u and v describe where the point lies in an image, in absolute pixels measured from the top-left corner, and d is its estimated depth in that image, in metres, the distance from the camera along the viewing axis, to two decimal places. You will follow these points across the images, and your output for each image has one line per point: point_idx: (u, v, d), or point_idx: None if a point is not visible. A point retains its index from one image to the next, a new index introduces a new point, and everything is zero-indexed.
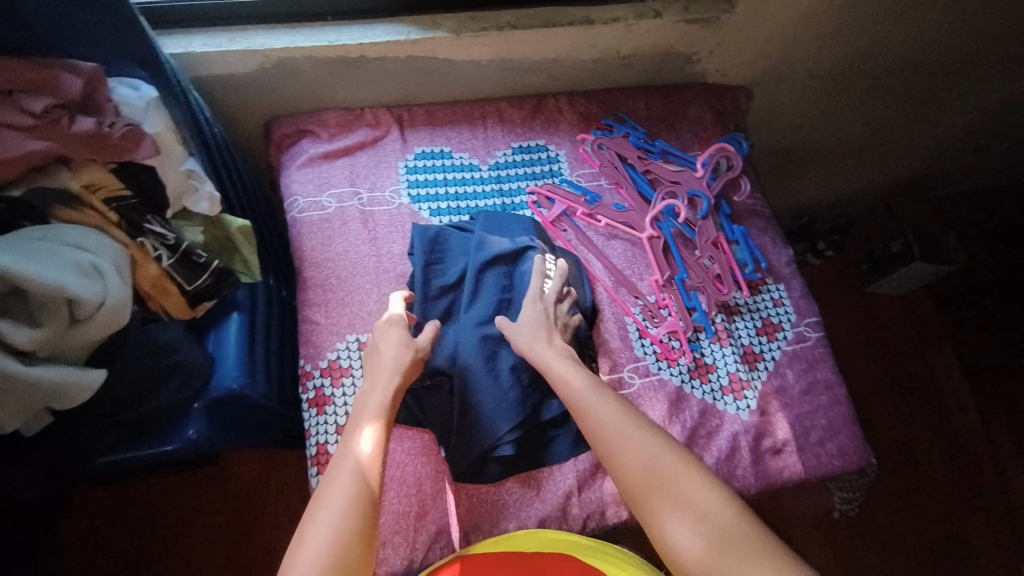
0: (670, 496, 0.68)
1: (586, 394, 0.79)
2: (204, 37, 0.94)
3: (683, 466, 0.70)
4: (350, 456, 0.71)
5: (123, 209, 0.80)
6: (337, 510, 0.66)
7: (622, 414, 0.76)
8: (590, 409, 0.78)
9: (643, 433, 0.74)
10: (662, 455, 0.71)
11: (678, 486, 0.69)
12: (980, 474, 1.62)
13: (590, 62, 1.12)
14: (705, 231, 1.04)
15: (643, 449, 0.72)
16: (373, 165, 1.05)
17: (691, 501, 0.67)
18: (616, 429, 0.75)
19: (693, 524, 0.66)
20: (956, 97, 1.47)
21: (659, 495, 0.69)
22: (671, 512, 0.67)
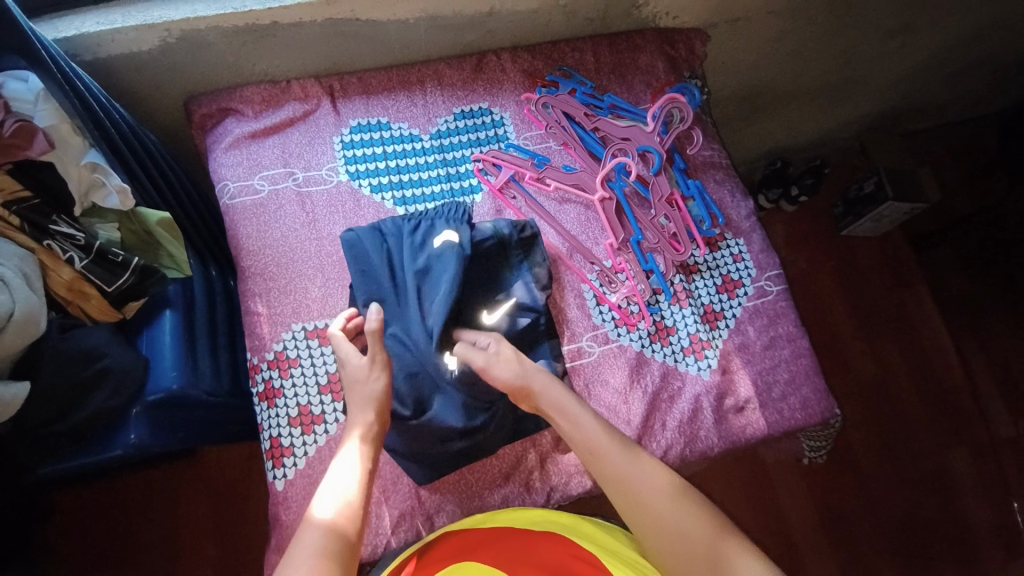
0: (684, 543, 0.66)
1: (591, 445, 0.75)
2: (98, 16, 0.87)
3: (695, 508, 0.69)
4: (331, 492, 0.68)
5: (25, 211, 0.75)
6: (309, 552, 0.61)
7: (626, 457, 0.73)
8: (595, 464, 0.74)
9: (652, 474, 0.72)
10: (672, 499, 0.69)
11: (693, 533, 0.67)
12: (952, 408, 1.65)
13: (529, 13, 1.04)
14: (659, 188, 1.00)
15: (654, 497, 0.70)
16: (306, 141, 0.99)
17: (707, 548, 0.65)
18: (625, 475, 0.71)
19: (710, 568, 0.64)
20: (924, 26, 1.40)
21: (672, 543, 0.67)
22: (688, 563, 0.65)
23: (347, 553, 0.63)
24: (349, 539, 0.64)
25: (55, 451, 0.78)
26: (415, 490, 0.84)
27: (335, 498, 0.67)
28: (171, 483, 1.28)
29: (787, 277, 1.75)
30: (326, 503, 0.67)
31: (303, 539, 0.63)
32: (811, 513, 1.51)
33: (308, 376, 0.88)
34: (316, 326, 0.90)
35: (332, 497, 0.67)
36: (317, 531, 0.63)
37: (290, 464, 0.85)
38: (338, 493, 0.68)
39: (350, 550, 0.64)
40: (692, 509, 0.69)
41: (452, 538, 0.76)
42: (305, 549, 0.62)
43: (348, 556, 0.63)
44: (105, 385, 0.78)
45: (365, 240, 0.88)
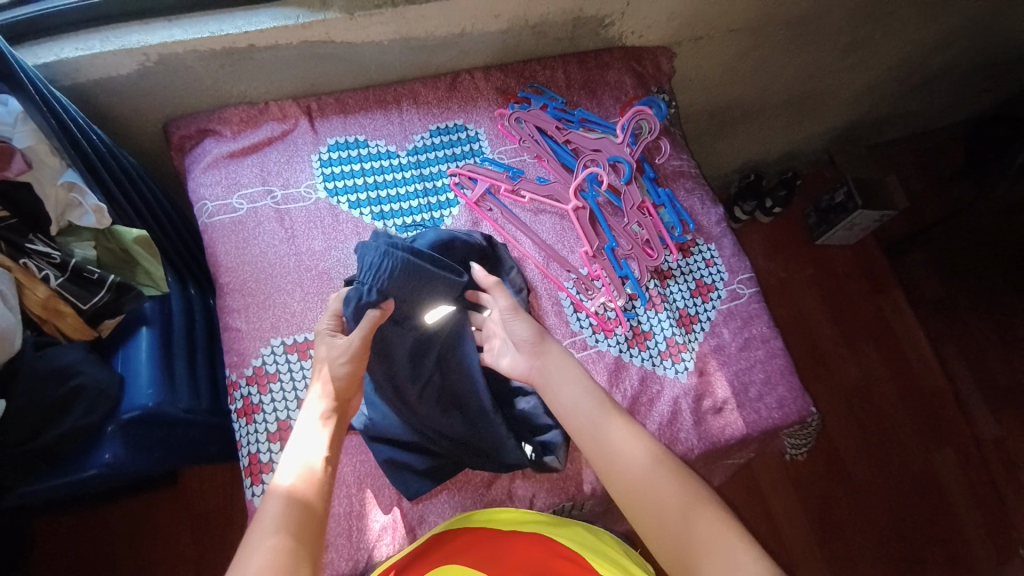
0: (654, 507, 0.67)
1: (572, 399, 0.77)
2: (77, 42, 0.89)
3: (668, 474, 0.69)
4: (294, 469, 0.65)
5: (2, 231, 0.76)
6: (271, 527, 0.60)
7: (609, 423, 0.73)
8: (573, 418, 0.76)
9: (631, 437, 0.72)
10: (648, 461, 0.70)
11: (664, 497, 0.67)
12: (933, 410, 1.67)
13: (499, 33, 1.08)
14: (630, 197, 1.04)
15: (632, 462, 0.70)
16: (284, 160, 1.01)
17: (670, 495, 0.67)
18: (602, 431, 0.73)
19: (673, 512, 0.66)
20: (879, 41, 1.46)
21: (642, 506, 0.68)
22: (652, 508, 0.67)
23: (314, 521, 0.62)
24: (315, 508, 0.63)
25: (29, 471, 0.77)
26: (398, 501, 0.84)
27: (299, 470, 0.65)
28: (154, 508, 1.26)
29: (765, 285, 1.78)
30: (289, 474, 0.65)
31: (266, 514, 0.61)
32: (802, 519, 1.51)
33: (287, 391, 0.87)
34: (295, 340, 0.90)
35: (295, 472, 0.65)
36: (282, 508, 0.62)
37: (268, 481, 0.83)
38: (300, 465, 0.66)
39: (317, 527, 0.62)
40: (666, 474, 0.69)
41: (425, 547, 0.74)
42: (267, 524, 0.60)
43: (313, 526, 0.62)
44: (80, 402, 0.78)
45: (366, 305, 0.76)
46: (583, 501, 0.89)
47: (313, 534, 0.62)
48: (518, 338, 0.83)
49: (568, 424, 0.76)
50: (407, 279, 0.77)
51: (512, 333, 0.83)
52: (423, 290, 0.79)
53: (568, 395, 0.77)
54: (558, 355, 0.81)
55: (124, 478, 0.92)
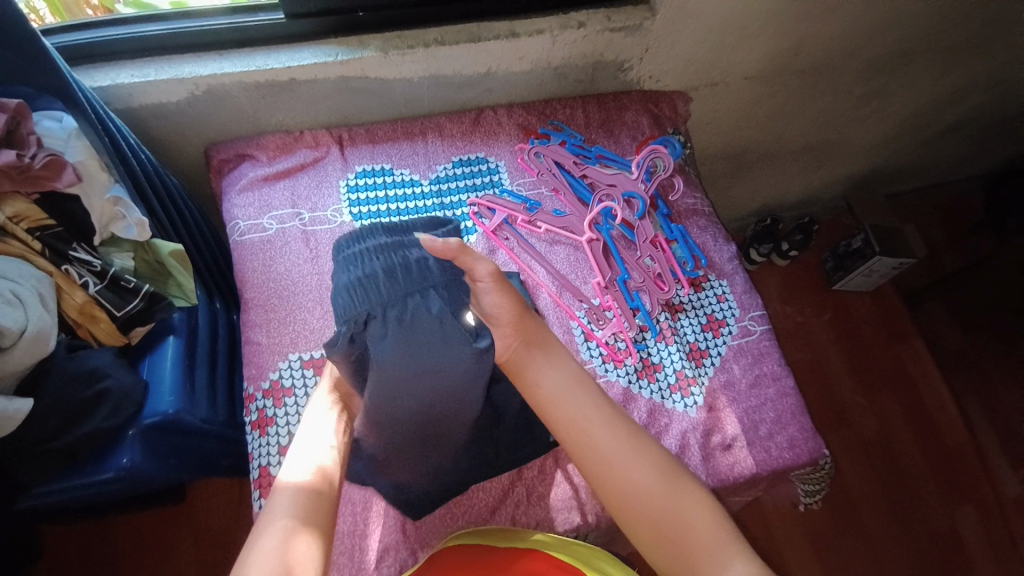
0: (636, 501, 0.66)
1: (550, 384, 0.72)
2: (133, 70, 0.97)
3: (662, 475, 0.67)
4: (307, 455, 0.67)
5: (48, 238, 0.81)
6: (284, 507, 0.61)
7: (600, 417, 0.70)
8: (551, 402, 0.71)
9: (609, 425, 0.69)
10: (627, 449, 0.68)
11: (647, 490, 0.66)
12: (956, 465, 1.61)
13: (523, 74, 1.15)
14: (643, 231, 1.06)
15: (625, 461, 0.67)
16: (314, 184, 1.06)
17: (649, 484, 0.66)
18: (580, 418, 0.70)
19: (651, 500, 0.65)
20: (895, 91, 1.49)
21: (622, 497, 0.66)
22: (631, 497, 0.66)
23: (328, 505, 0.63)
24: (326, 493, 0.64)
25: (50, 470, 0.80)
26: (401, 523, 0.84)
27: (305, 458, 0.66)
28: (162, 522, 1.28)
29: (781, 327, 1.77)
30: (298, 469, 0.65)
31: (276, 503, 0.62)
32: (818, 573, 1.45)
33: (302, 405, 0.89)
34: (312, 356, 0.93)
35: (310, 457, 0.66)
36: (296, 489, 0.62)
37: None
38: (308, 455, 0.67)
39: (329, 509, 0.63)
40: (660, 475, 0.67)
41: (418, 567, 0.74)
42: (280, 505, 0.61)
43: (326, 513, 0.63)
44: (104, 405, 0.81)
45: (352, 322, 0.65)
46: (587, 533, 0.88)
47: (326, 519, 0.62)
48: (489, 309, 0.72)
49: (554, 415, 0.71)
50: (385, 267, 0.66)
51: (487, 308, 0.72)
52: (406, 272, 0.67)
53: (556, 384, 0.72)
54: (536, 330, 0.75)
55: (136, 486, 0.94)
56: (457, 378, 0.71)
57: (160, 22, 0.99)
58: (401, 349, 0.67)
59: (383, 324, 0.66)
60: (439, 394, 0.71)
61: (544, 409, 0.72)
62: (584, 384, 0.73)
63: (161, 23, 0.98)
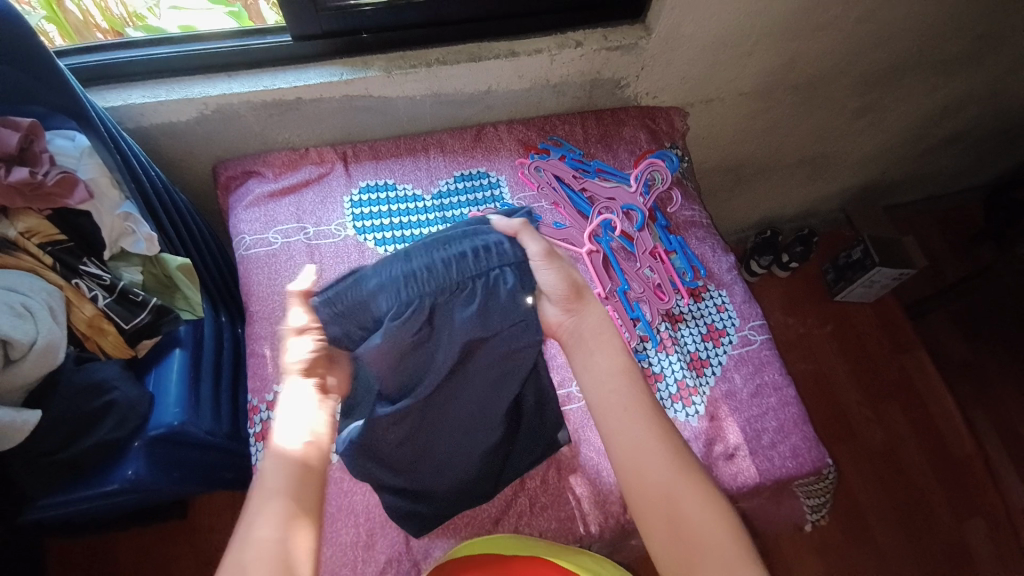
0: (648, 494, 0.63)
1: (592, 365, 0.70)
2: (144, 90, 1.00)
3: (697, 485, 0.63)
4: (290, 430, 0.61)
5: (59, 252, 0.84)
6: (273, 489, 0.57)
7: (646, 416, 0.67)
8: (589, 382, 0.70)
9: (640, 417, 0.66)
10: (652, 442, 0.65)
11: (660, 485, 0.63)
12: (964, 477, 1.59)
13: (522, 91, 1.18)
14: (642, 242, 1.08)
15: (661, 463, 0.64)
16: (319, 200, 1.08)
17: (665, 479, 0.63)
18: (611, 403, 0.68)
19: (664, 497, 0.63)
20: (889, 105, 1.51)
21: (637, 486, 0.64)
22: (643, 490, 0.63)
23: (317, 492, 0.59)
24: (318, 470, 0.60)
25: (56, 481, 0.81)
26: (404, 535, 0.83)
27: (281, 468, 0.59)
28: (165, 538, 1.27)
29: (783, 338, 1.77)
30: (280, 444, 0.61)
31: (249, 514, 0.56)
32: None
33: None
34: None
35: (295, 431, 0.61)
36: (285, 470, 0.59)
37: None
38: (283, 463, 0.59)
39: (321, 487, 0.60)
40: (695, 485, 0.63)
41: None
42: (269, 486, 0.57)
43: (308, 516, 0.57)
44: (110, 417, 0.82)
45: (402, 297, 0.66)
46: (590, 544, 0.87)
47: (317, 507, 0.58)
48: (547, 289, 0.71)
49: (588, 391, 0.70)
50: (453, 248, 0.68)
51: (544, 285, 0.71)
52: (484, 252, 0.68)
53: (604, 375, 0.69)
54: (597, 318, 0.72)
55: (141, 499, 0.94)
56: (505, 359, 0.75)
57: (170, 45, 1.02)
58: (471, 325, 0.69)
59: (457, 298, 0.68)
60: (484, 374, 0.75)
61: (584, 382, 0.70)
62: (639, 383, 0.69)
63: (170, 46, 1.02)
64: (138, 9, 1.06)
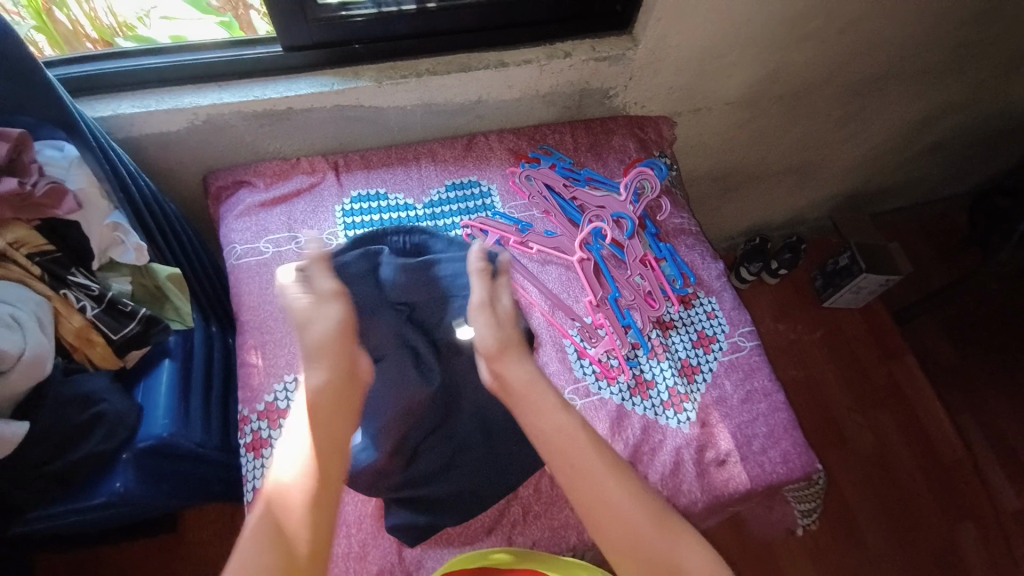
0: (637, 552, 0.68)
1: (560, 433, 0.73)
2: (133, 101, 1.00)
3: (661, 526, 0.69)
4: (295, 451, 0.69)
5: (47, 262, 0.83)
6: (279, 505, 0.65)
7: (606, 468, 0.71)
8: (559, 449, 0.72)
9: (614, 481, 0.71)
10: (628, 501, 0.70)
11: (646, 541, 0.68)
12: (953, 480, 1.61)
13: (512, 101, 1.19)
14: (633, 250, 1.09)
15: (630, 513, 0.69)
16: (310, 210, 1.08)
17: (649, 535, 0.68)
18: (587, 470, 0.71)
19: (650, 551, 0.68)
20: (872, 114, 1.54)
21: (624, 547, 0.68)
22: (631, 551, 0.68)
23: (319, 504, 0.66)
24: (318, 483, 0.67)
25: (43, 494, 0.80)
26: (397, 545, 0.83)
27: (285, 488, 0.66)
28: (154, 553, 1.25)
29: (773, 344, 1.79)
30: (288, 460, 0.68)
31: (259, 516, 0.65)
32: None
33: None
34: None
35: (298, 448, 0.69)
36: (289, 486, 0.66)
37: None
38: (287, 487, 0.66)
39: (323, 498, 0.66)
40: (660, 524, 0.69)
41: None
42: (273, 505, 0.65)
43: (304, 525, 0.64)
44: (99, 429, 0.81)
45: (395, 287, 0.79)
46: (584, 552, 0.87)
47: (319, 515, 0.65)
48: (480, 346, 0.76)
49: (560, 459, 0.71)
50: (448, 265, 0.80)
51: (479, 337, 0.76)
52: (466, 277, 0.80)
53: (555, 432, 0.73)
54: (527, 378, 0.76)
55: (130, 512, 0.93)
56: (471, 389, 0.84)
57: (159, 55, 1.02)
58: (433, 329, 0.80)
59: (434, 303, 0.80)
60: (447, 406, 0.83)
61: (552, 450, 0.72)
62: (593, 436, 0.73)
63: (159, 57, 1.02)
64: (127, 20, 1.05)
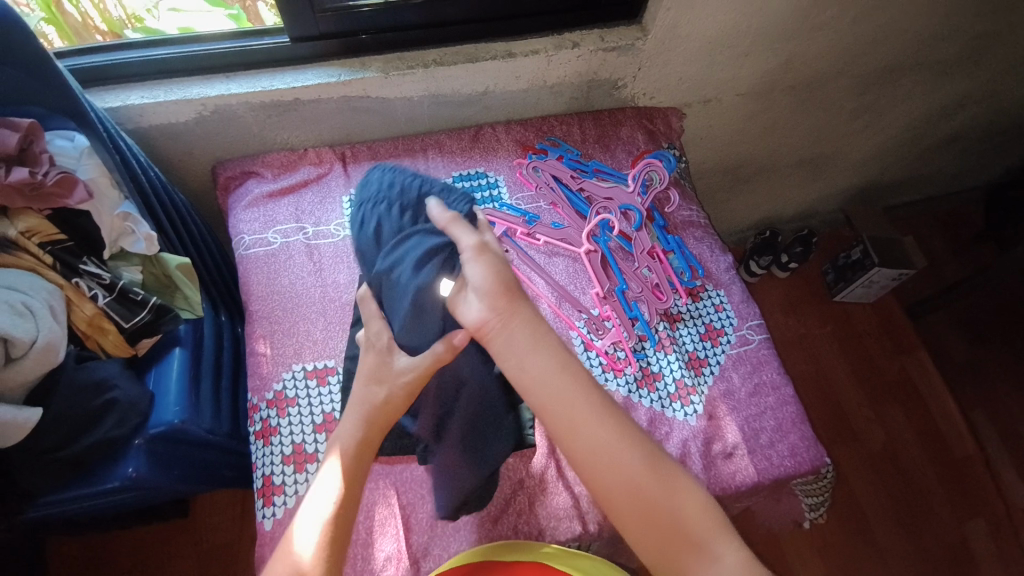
0: (635, 500, 0.66)
1: (546, 379, 0.69)
2: (143, 91, 1.01)
3: (651, 465, 0.67)
4: (306, 525, 0.65)
5: (59, 252, 0.84)
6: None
7: (595, 414, 0.69)
8: (550, 393, 0.69)
9: (604, 426, 0.68)
10: (620, 447, 0.67)
11: (643, 488, 0.66)
12: (964, 477, 1.60)
13: (520, 92, 1.18)
14: (640, 242, 1.08)
15: (620, 457, 0.67)
16: (318, 201, 1.09)
17: (644, 482, 0.66)
18: (574, 416, 0.68)
19: (649, 499, 0.66)
20: (886, 106, 1.52)
21: (618, 495, 0.66)
22: (628, 498, 0.66)
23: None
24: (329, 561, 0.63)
25: (59, 479, 0.82)
26: (403, 532, 0.83)
27: (306, 540, 0.64)
28: (164, 540, 1.28)
29: (782, 338, 1.77)
30: (304, 534, 0.65)
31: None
32: None
33: (304, 416, 0.90)
34: (315, 366, 0.94)
35: (312, 522, 0.65)
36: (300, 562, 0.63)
37: (280, 503, 0.85)
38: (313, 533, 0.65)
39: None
40: (648, 464, 0.67)
41: None
42: None
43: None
44: (112, 414, 0.82)
45: (400, 249, 0.72)
46: (589, 541, 0.88)
47: None
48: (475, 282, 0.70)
49: (549, 409, 0.69)
50: (418, 199, 0.77)
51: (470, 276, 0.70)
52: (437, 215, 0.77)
53: (545, 376, 0.69)
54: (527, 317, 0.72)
55: (143, 497, 0.95)
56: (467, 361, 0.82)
57: (167, 46, 1.02)
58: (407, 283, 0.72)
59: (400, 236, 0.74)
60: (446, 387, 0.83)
61: (540, 397, 0.69)
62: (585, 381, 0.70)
63: (168, 48, 1.02)
64: (136, 11, 1.06)
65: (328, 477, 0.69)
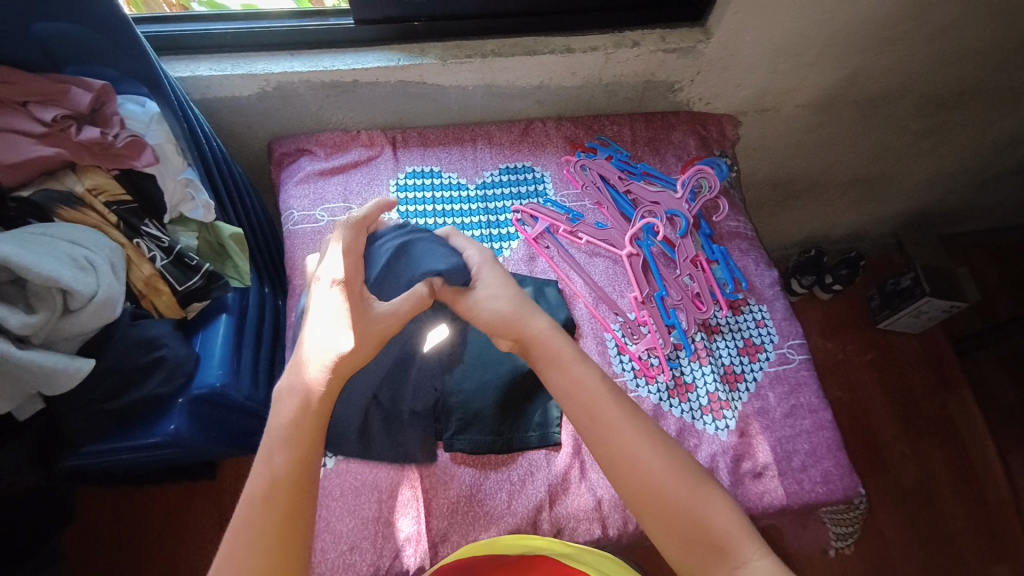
0: (661, 508, 0.64)
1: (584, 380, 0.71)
2: (210, 63, 1.04)
3: (683, 475, 0.65)
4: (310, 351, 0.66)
5: (124, 212, 0.88)
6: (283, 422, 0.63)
7: (626, 417, 0.68)
8: (584, 393, 0.70)
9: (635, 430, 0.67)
10: (649, 451, 0.67)
11: (672, 495, 0.64)
12: (1000, 524, 1.52)
13: (574, 88, 1.18)
14: (684, 249, 1.06)
15: (651, 462, 0.66)
16: (366, 182, 1.11)
17: (674, 491, 0.65)
18: (604, 416, 0.68)
19: (678, 507, 0.64)
20: (954, 129, 1.45)
21: (645, 499, 0.65)
22: (653, 503, 0.65)
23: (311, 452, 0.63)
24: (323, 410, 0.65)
25: (106, 429, 0.86)
26: (424, 515, 0.85)
27: (312, 365, 0.66)
28: (191, 498, 1.33)
29: (817, 361, 1.72)
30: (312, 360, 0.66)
31: (244, 511, 0.59)
32: None
33: None
34: None
35: (319, 349, 0.66)
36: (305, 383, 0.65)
37: None
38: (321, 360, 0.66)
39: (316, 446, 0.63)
40: (681, 473, 0.66)
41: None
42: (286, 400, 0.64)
43: (296, 543, 0.59)
44: (159, 372, 0.86)
45: None
46: (606, 546, 0.87)
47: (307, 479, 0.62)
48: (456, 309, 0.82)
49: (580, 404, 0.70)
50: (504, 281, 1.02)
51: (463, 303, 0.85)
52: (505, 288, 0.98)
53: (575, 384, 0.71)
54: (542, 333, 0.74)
55: (177, 454, 0.98)
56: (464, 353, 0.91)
57: (235, 21, 1.05)
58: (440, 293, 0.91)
59: None
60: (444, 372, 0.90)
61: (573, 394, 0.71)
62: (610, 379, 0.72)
63: (237, 22, 1.05)
64: None
65: (328, 299, 0.68)
